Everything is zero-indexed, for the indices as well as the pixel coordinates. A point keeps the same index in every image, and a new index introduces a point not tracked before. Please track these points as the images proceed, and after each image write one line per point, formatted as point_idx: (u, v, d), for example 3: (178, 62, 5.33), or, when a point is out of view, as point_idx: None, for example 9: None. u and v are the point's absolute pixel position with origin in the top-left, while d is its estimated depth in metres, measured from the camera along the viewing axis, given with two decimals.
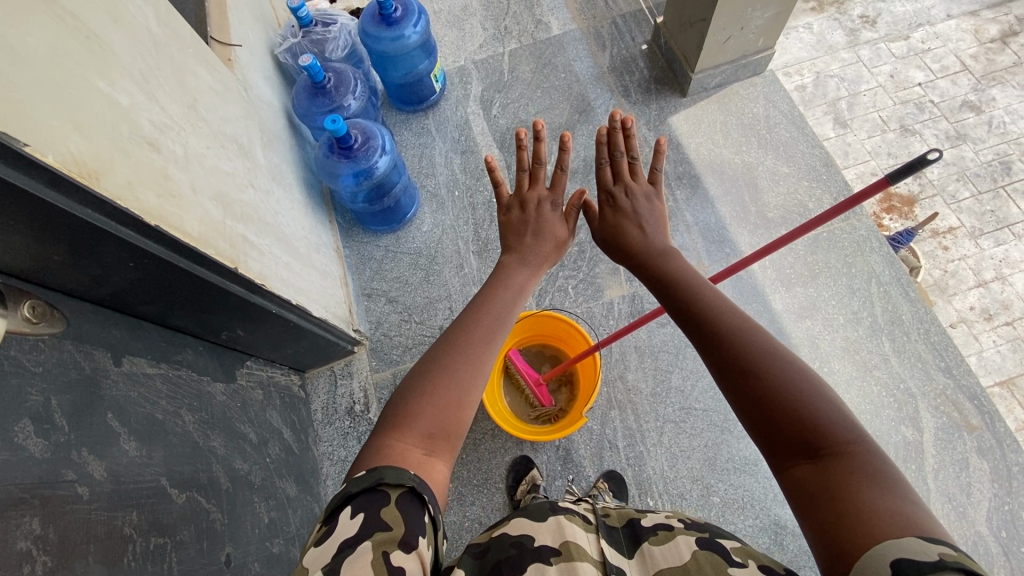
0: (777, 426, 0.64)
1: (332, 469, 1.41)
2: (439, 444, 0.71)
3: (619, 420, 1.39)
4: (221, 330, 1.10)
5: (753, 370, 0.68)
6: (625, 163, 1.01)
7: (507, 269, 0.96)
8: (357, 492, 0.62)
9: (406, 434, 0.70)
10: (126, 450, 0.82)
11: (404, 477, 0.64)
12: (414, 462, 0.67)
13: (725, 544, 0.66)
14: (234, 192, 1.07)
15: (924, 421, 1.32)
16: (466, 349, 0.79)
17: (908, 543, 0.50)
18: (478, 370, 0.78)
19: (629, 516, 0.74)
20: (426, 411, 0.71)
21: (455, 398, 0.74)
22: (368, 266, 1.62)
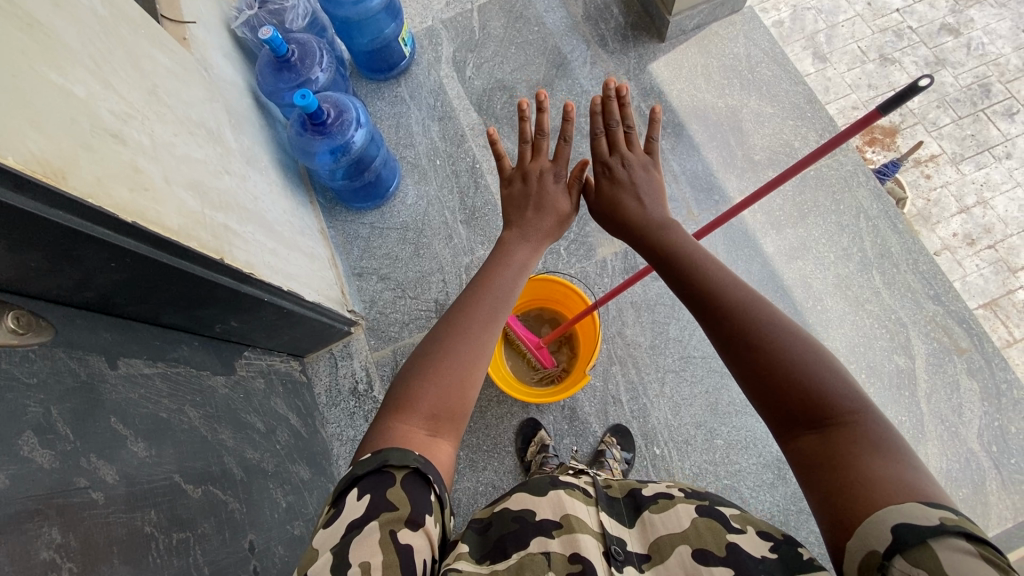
0: (781, 397, 0.64)
1: (343, 449, 1.43)
2: (443, 422, 0.70)
3: (621, 374, 1.41)
4: (214, 323, 1.09)
5: (756, 342, 0.68)
6: (620, 134, 0.98)
7: (506, 245, 0.94)
8: (361, 474, 0.62)
9: (409, 414, 0.69)
10: (134, 452, 0.81)
11: (409, 458, 0.63)
12: (418, 442, 0.67)
13: (725, 510, 0.67)
14: (209, 180, 1.02)
15: (915, 348, 1.35)
16: (471, 331, 0.78)
17: (913, 509, 0.51)
18: (480, 352, 0.77)
19: (630, 487, 0.75)
20: (428, 391, 0.71)
21: (461, 377, 0.73)
22: (356, 244, 1.59)
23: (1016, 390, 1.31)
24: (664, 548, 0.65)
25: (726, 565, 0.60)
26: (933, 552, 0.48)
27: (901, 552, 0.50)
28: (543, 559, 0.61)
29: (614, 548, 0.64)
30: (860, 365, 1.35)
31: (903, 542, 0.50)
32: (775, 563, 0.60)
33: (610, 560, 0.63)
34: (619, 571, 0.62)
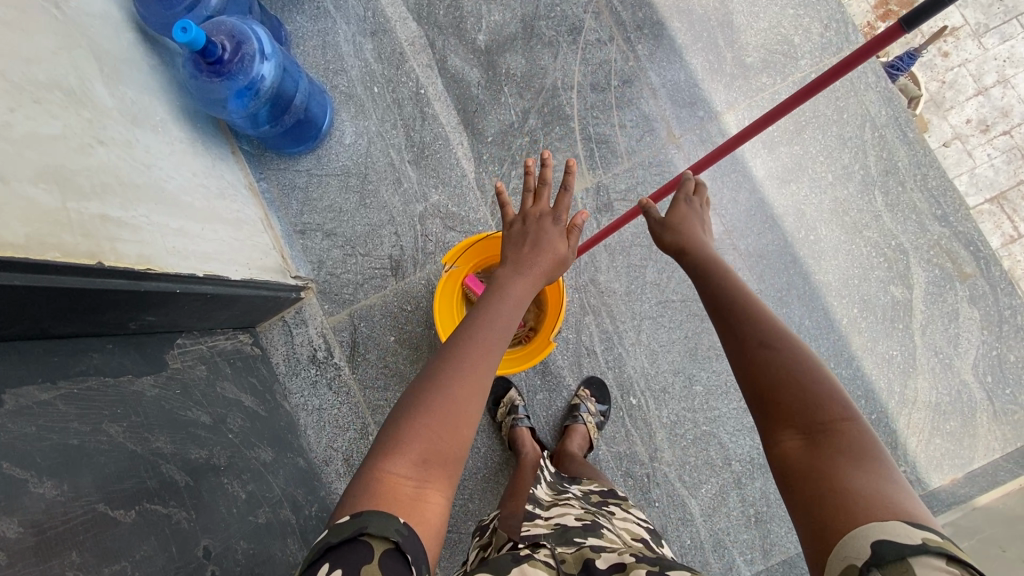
0: (774, 407, 0.60)
1: (310, 418, 1.36)
2: (436, 467, 0.60)
3: (595, 325, 1.31)
4: (126, 322, 0.96)
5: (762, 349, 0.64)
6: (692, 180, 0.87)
7: (496, 282, 0.80)
8: (337, 543, 0.52)
9: (395, 458, 0.59)
10: (40, 495, 0.73)
11: (390, 528, 0.53)
12: (402, 499, 0.56)
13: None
14: (74, 160, 0.82)
15: (914, 276, 1.24)
16: (473, 363, 0.67)
17: (891, 526, 0.47)
18: (476, 386, 0.65)
19: (585, 557, 0.65)
20: (416, 431, 0.61)
21: (460, 419, 0.63)
22: (294, 197, 1.40)
23: (1019, 317, 1.23)
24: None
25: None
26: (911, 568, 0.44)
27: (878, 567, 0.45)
28: None
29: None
30: (854, 299, 1.24)
31: (881, 556, 0.45)
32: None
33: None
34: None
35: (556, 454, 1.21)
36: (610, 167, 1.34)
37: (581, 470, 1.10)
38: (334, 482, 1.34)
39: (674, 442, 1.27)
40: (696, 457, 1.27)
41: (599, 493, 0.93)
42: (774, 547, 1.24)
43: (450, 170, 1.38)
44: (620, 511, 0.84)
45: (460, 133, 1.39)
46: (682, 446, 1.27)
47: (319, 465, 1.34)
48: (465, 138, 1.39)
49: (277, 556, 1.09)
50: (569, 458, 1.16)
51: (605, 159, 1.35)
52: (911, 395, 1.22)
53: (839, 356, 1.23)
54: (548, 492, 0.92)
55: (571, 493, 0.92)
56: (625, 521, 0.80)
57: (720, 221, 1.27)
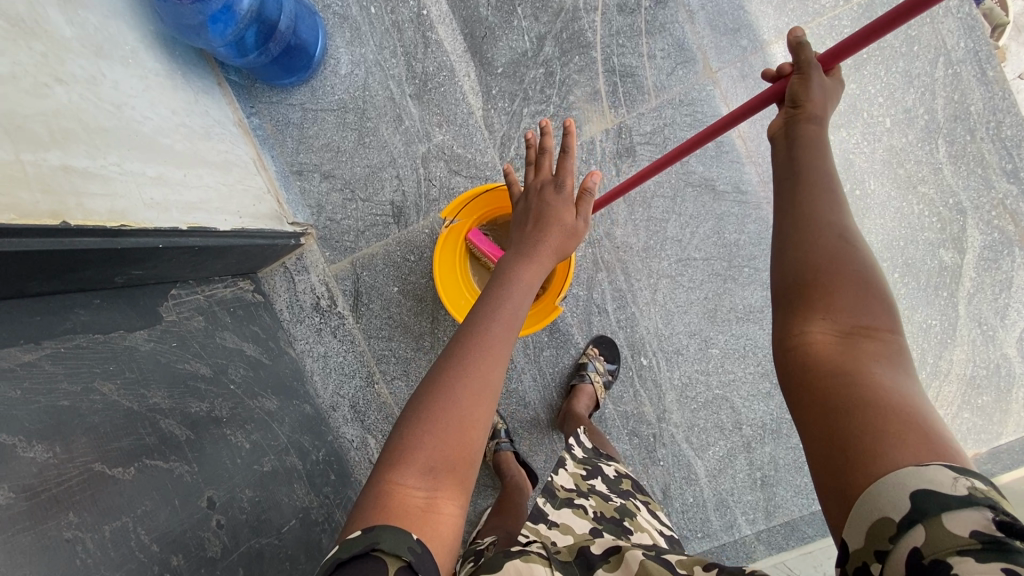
0: (817, 299, 0.53)
1: (316, 365, 1.35)
2: (445, 479, 0.58)
3: (608, 282, 1.23)
4: (113, 277, 0.93)
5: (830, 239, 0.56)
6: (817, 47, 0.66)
7: (503, 272, 0.78)
8: (347, 559, 0.50)
9: (403, 471, 0.58)
10: (31, 459, 0.72)
11: (402, 546, 0.51)
12: (413, 512, 0.55)
13: (670, 558, 0.64)
14: (26, 103, 0.73)
15: (969, 240, 1.11)
16: (481, 362, 0.65)
17: (931, 470, 0.41)
18: (483, 386, 0.63)
19: (579, 546, 0.68)
20: (423, 438, 0.59)
21: (469, 422, 0.61)
22: (288, 134, 1.30)
23: None
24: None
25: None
26: (951, 525, 0.38)
27: (920, 525, 0.39)
28: None
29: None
30: (895, 264, 1.13)
31: (921, 511, 0.39)
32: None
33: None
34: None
35: (563, 415, 1.18)
36: (635, 106, 1.18)
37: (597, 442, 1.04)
38: (342, 427, 1.35)
39: (683, 404, 1.23)
40: (706, 420, 1.23)
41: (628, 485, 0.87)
42: (778, 510, 1.22)
43: (455, 106, 1.25)
44: (641, 515, 0.80)
45: (467, 63, 1.24)
46: (692, 408, 1.23)
47: (326, 412, 1.34)
48: (473, 69, 1.24)
49: (285, 501, 1.10)
50: (575, 420, 1.13)
51: (630, 97, 1.19)
52: (944, 366, 1.13)
53: None
54: (574, 473, 0.84)
55: (600, 478, 0.84)
56: (645, 532, 0.76)
57: None
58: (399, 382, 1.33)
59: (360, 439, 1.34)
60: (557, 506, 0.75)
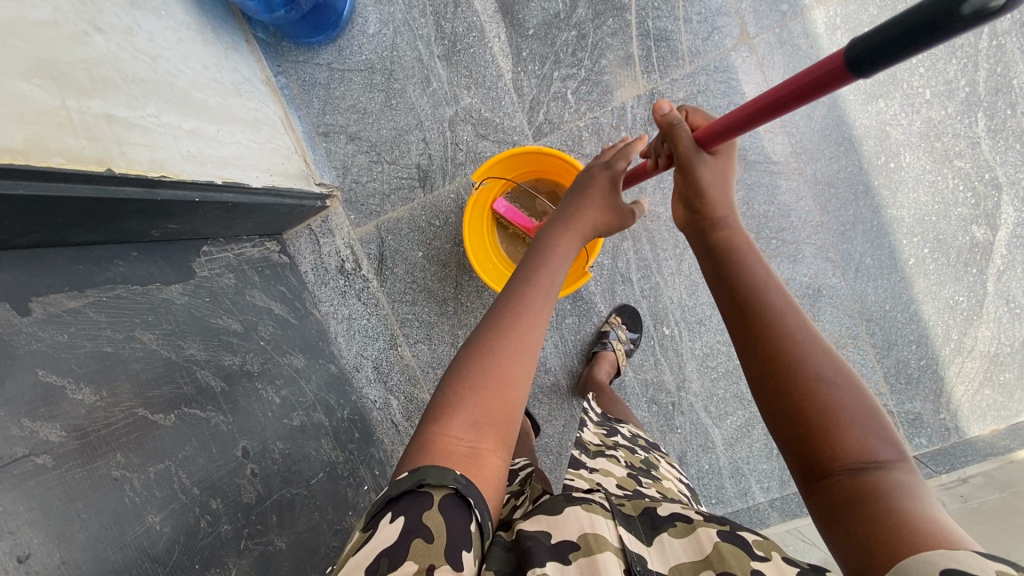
0: (812, 434, 0.53)
1: (340, 327, 1.37)
2: (490, 429, 0.60)
3: (633, 251, 1.23)
4: (148, 230, 0.93)
5: (799, 370, 0.56)
6: (689, 137, 0.73)
7: (542, 240, 0.79)
8: (397, 495, 0.55)
9: (446, 420, 0.59)
10: (80, 401, 0.75)
11: (448, 477, 0.55)
12: (459, 454, 0.57)
13: (747, 536, 0.58)
14: (68, 51, 0.73)
15: (1002, 217, 1.10)
16: (518, 330, 0.66)
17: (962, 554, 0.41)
18: (520, 348, 0.65)
19: (644, 503, 0.66)
20: (464, 393, 0.61)
21: (509, 377, 0.63)
22: (315, 95, 1.29)
23: None
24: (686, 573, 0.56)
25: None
26: None
27: None
28: None
29: (635, 567, 0.56)
30: (926, 239, 1.12)
31: None
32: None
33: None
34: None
35: (583, 379, 1.19)
36: (668, 72, 1.17)
37: (612, 407, 1.07)
38: (365, 388, 1.37)
39: (704, 373, 1.24)
40: (725, 389, 1.24)
41: (643, 443, 0.90)
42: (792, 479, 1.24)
43: (484, 68, 1.23)
44: (663, 466, 0.84)
45: (497, 23, 1.22)
46: (712, 378, 1.24)
47: (349, 373, 1.37)
48: (504, 30, 1.22)
49: (313, 455, 1.14)
50: (596, 386, 1.15)
51: (662, 62, 1.17)
52: (968, 343, 1.14)
53: (895, 299, 1.14)
54: (596, 432, 0.87)
55: (620, 434, 0.89)
56: (671, 479, 0.80)
57: (788, 141, 1.15)
58: (422, 345, 1.35)
59: (382, 399, 1.37)
60: (591, 456, 0.78)
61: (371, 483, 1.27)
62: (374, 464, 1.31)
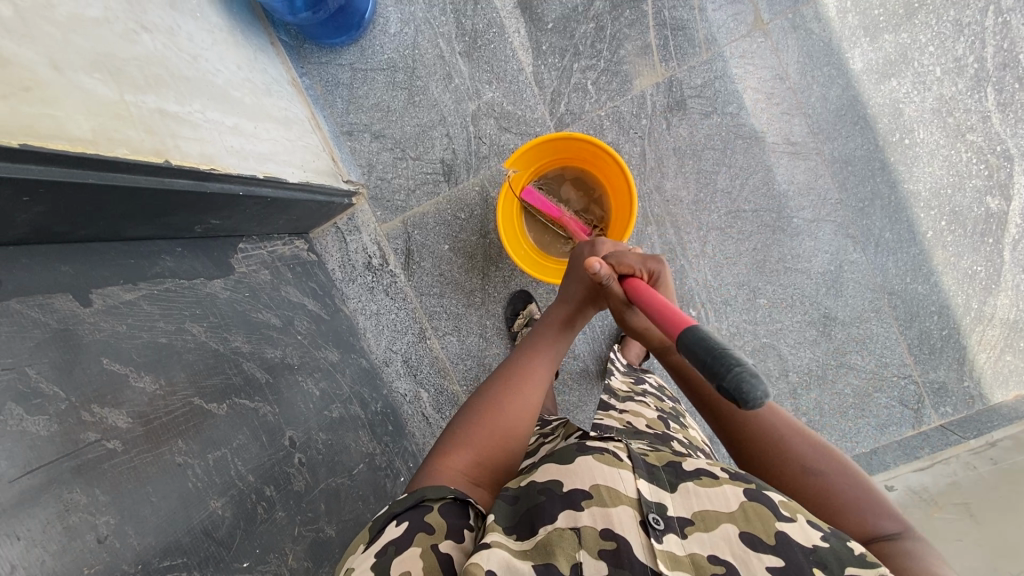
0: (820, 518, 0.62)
1: (369, 322, 1.39)
2: (485, 468, 0.70)
3: (657, 236, 1.23)
4: (192, 225, 0.95)
5: (784, 466, 0.66)
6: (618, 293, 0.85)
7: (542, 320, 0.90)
8: (399, 510, 0.62)
9: (450, 458, 0.70)
10: (141, 389, 0.76)
11: (444, 491, 0.64)
12: (459, 484, 0.67)
13: (772, 496, 0.58)
14: (121, 50, 0.75)
15: (1016, 187, 1.14)
16: (518, 390, 0.78)
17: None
18: (520, 409, 0.76)
19: (668, 457, 0.65)
20: (469, 439, 0.72)
21: (510, 429, 0.74)
22: (338, 95, 1.31)
23: None
24: (709, 521, 0.56)
25: (776, 555, 0.53)
26: None
27: None
28: (573, 536, 0.55)
29: (652, 517, 0.56)
30: (942, 212, 1.16)
31: None
32: (828, 552, 0.53)
33: (649, 530, 0.56)
34: (659, 543, 0.55)
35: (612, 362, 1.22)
36: (685, 60, 1.20)
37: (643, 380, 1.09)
38: (395, 381, 1.38)
39: None
40: None
41: (669, 393, 0.98)
42: None
43: (505, 63, 1.26)
44: (690, 429, 0.86)
45: (516, 19, 1.26)
46: None
47: (380, 368, 1.38)
48: (523, 25, 1.26)
49: (352, 447, 1.15)
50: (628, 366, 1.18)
51: (680, 50, 1.21)
52: (988, 311, 1.17)
53: (915, 271, 1.18)
54: (624, 379, 0.97)
55: (647, 383, 0.97)
56: (692, 427, 0.88)
57: (804, 122, 1.19)
58: (451, 337, 1.37)
59: (412, 393, 1.38)
60: (621, 399, 0.87)
61: (407, 475, 1.28)
62: (408, 456, 1.32)
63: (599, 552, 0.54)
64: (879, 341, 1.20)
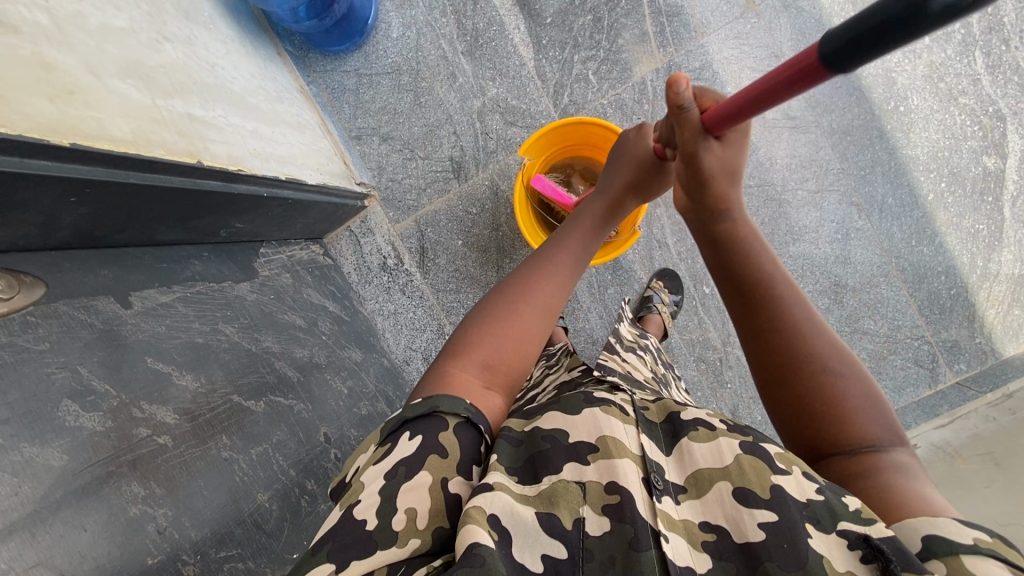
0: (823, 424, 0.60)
1: (387, 323, 1.38)
2: (498, 375, 0.67)
3: (667, 218, 1.29)
4: (219, 230, 0.97)
5: (809, 363, 0.62)
6: (695, 121, 0.66)
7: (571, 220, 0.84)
8: (411, 418, 0.60)
9: (463, 361, 0.66)
10: (185, 387, 0.77)
11: (459, 406, 0.61)
12: (470, 390, 0.64)
13: (770, 447, 0.58)
14: (149, 57, 0.78)
15: (1010, 145, 1.18)
16: (534, 289, 0.72)
17: (944, 523, 0.48)
18: (539, 313, 0.71)
19: (669, 409, 0.66)
20: (484, 340, 0.67)
21: (525, 333, 0.69)
22: (344, 101, 1.34)
23: None
24: (703, 483, 0.57)
25: (770, 510, 0.53)
26: (968, 566, 0.44)
27: (933, 558, 0.46)
28: (577, 489, 0.56)
29: (654, 477, 0.57)
30: (941, 174, 1.20)
31: (932, 549, 0.46)
32: (821, 507, 0.52)
33: (651, 490, 0.57)
34: (659, 502, 0.56)
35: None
36: (683, 45, 1.26)
37: None
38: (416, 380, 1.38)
39: None
40: None
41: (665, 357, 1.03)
42: None
43: (507, 59, 1.30)
44: (671, 390, 0.90)
45: (516, 16, 1.30)
46: None
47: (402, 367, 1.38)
48: (523, 22, 1.30)
49: None
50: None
51: (676, 36, 1.26)
52: (994, 268, 1.20)
53: (920, 234, 1.21)
54: (630, 330, 1.02)
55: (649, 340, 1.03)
56: (679, 392, 0.93)
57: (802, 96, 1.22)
58: None
59: None
60: (625, 347, 0.92)
61: None
62: None
63: (602, 509, 0.55)
64: (893, 306, 1.22)
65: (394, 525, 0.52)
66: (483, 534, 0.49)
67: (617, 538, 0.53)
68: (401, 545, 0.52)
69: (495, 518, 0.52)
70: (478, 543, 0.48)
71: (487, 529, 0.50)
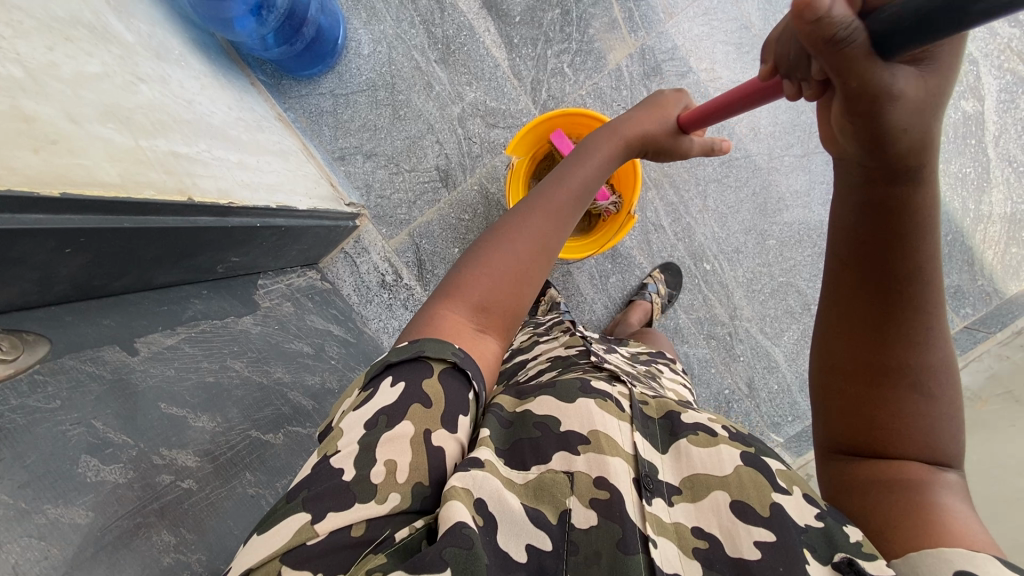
0: (883, 434, 0.53)
1: (393, 340, 1.36)
2: (493, 317, 0.64)
3: (659, 199, 1.29)
4: (215, 265, 0.96)
5: (901, 373, 0.52)
6: (861, 55, 0.40)
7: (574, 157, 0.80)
8: (397, 362, 0.57)
9: (456, 303, 0.63)
10: (202, 429, 0.74)
11: (446, 351, 0.58)
12: (462, 335, 0.61)
13: (771, 464, 0.57)
14: (124, 98, 0.76)
15: (985, 87, 1.21)
16: (532, 230, 0.69)
17: (982, 560, 0.43)
18: (536, 257, 0.68)
19: (669, 408, 0.65)
20: (478, 282, 0.64)
21: (522, 273, 0.66)
22: (324, 123, 1.32)
23: None
24: (699, 487, 0.56)
25: (768, 528, 0.52)
26: None
27: None
28: (565, 480, 0.55)
29: (645, 478, 0.56)
30: None
31: None
32: (819, 534, 0.51)
33: (641, 490, 0.55)
34: (649, 504, 0.54)
35: (615, 325, 1.24)
36: (653, 28, 1.28)
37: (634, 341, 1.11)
38: None
39: (752, 298, 1.30)
40: (776, 308, 1.30)
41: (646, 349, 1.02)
42: None
43: (481, 62, 1.30)
44: (667, 375, 0.88)
45: (484, 19, 1.30)
46: (760, 300, 1.30)
47: None
48: (492, 23, 1.30)
49: None
50: (631, 332, 1.19)
51: (645, 20, 1.29)
52: (986, 210, 1.22)
53: None
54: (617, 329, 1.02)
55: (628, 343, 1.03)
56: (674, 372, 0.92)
57: None
58: None
59: None
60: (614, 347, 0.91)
61: None
62: None
63: (590, 501, 0.54)
64: None
65: (373, 477, 0.50)
66: (467, 513, 0.49)
67: (604, 534, 0.53)
68: (379, 501, 0.50)
69: (482, 503, 0.51)
70: (463, 523, 0.48)
71: (471, 510, 0.50)
